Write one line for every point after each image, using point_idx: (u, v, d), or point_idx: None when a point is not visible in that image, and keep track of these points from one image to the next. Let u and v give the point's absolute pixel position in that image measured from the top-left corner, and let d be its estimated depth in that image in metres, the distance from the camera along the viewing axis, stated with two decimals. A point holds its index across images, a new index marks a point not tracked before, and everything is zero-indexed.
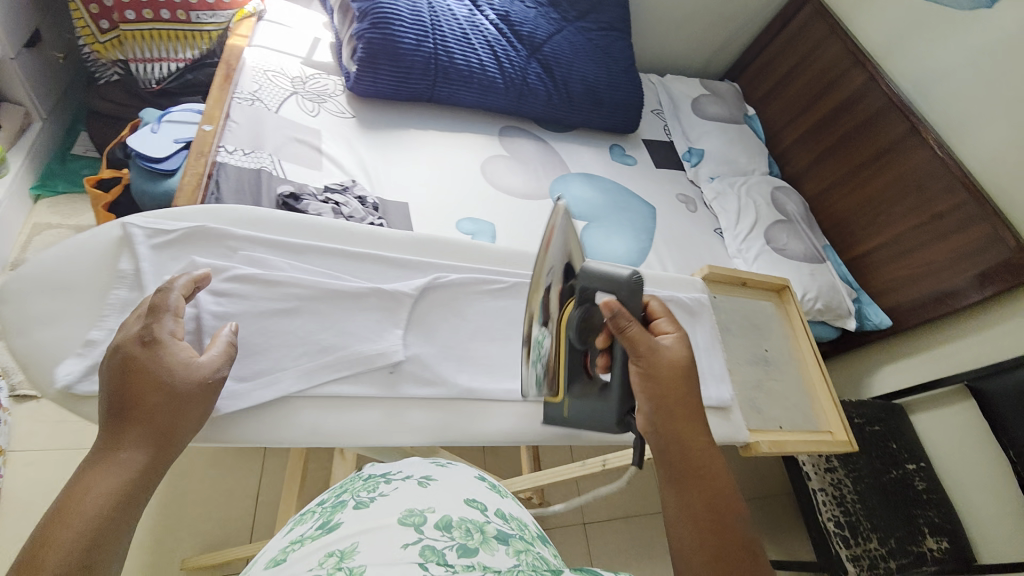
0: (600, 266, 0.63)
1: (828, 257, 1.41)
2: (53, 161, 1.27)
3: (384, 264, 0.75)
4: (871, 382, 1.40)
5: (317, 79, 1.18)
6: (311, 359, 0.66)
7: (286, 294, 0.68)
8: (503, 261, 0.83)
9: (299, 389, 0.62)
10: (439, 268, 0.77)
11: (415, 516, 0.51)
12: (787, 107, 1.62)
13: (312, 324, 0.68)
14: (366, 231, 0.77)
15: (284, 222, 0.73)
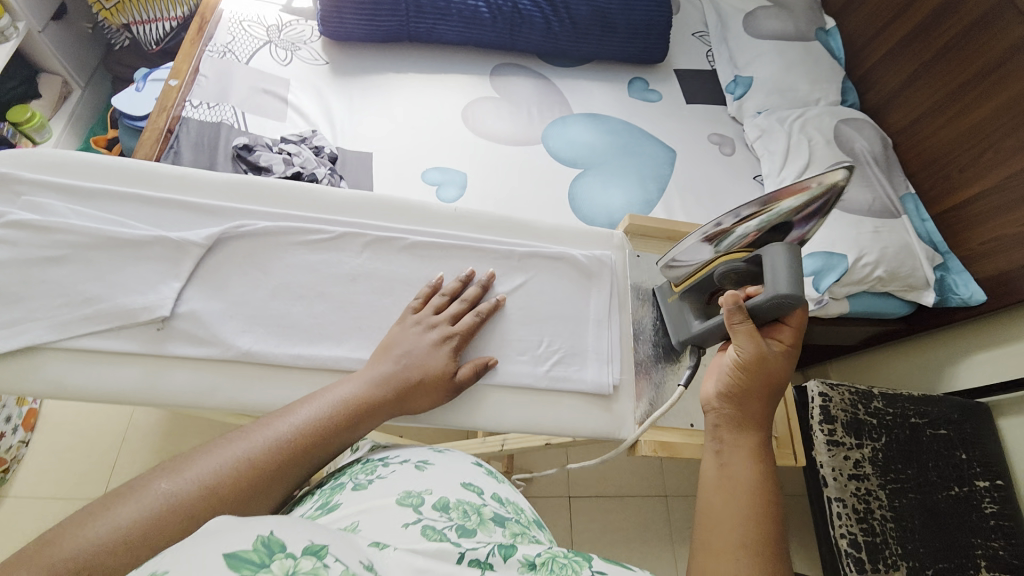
0: (778, 257, 0.52)
1: (907, 209, 1.09)
2: (98, 127, 1.42)
3: (199, 211, 0.60)
4: (957, 370, 1.11)
5: (294, 25, 1.15)
6: (71, 311, 0.53)
7: (59, 242, 0.55)
8: (356, 209, 0.66)
9: (66, 342, 0.53)
10: (248, 215, 0.61)
11: (415, 496, 0.43)
12: (875, 13, 1.25)
13: (83, 273, 0.55)
14: (175, 171, 0.62)
15: (82, 161, 0.60)
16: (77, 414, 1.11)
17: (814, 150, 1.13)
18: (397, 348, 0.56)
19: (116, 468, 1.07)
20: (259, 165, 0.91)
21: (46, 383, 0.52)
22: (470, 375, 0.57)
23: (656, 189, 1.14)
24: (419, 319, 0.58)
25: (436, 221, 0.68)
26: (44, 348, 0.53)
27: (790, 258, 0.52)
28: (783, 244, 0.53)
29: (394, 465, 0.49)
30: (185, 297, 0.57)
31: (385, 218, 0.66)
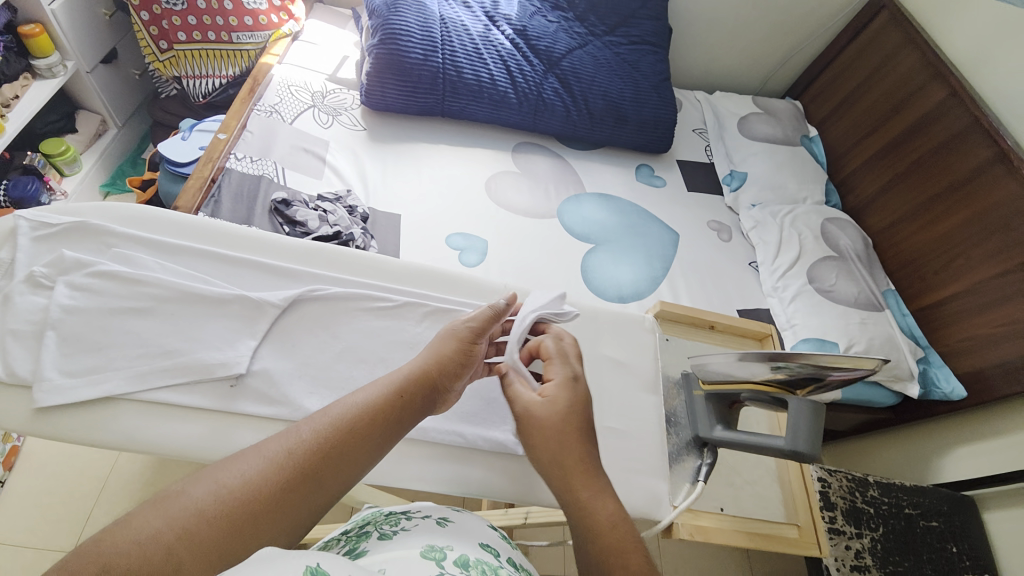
0: (799, 413, 0.55)
1: (890, 304, 1.19)
2: (127, 165, 1.46)
3: (276, 274, 0.63)
4: (944, 463, 1.15)
5: (337, 93, 1.25)
6: (149, 363, 0.55)
7: (143, 294, 0.57)
8: (411, 279, 0.69)
9: (142, 394, 0.54)
10: (322, 281, 0.64)
11: (435, 550, 0.45)
12: (853, 128, 1.42)
13: (162, 327, 0.57)
14: (254, 234, 0.66)
15: (171, 219, 0.64)
16: (59, 453, 1.06)
17: (804, 244, 1.25)
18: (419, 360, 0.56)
19: (93, 516, 1.01)
20: (295, 219, 0.96)
21: (121, 436, 0.53)
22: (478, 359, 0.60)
23: (662, 268, 1.22)
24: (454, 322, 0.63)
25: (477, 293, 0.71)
26: (122, 400, 0.54)
27: (809, 425, 0.54)
28: (808, 401, 0.55)
29: (417, 519, 0.51)
30: (258, 354, 0.59)
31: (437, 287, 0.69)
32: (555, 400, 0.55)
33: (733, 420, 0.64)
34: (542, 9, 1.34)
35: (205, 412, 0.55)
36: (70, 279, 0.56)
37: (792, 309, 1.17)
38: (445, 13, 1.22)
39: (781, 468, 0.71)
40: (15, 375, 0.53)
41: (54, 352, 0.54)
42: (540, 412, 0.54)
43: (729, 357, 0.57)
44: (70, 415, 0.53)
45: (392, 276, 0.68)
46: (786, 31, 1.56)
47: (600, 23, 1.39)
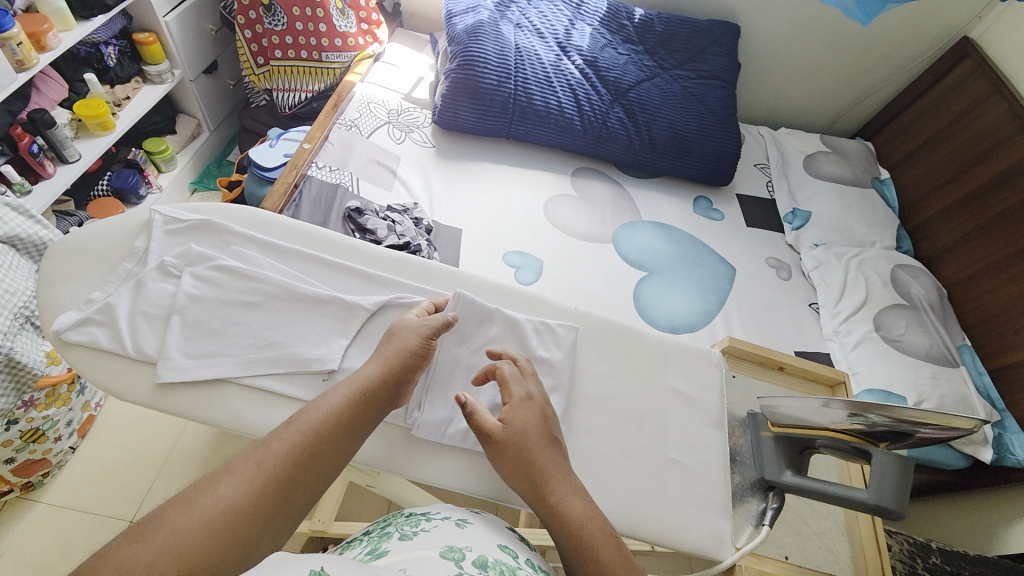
0: (884, 465, 0.53)
1: (964, 360, 1.11)
2: (213, 164, 1.59)
3: (368, 280, 0.67)
4: (1010, 534, 1.05)
5: (410, 112, 1.32)
6: (253, 352, 0.59)
7: (256, 289, 0.62)
8: (489, 295, 0.71)
9: (247, 378, 0.58)
10: (406, 289, 0.67)
11: (454, 551, 0.46)
12: (929, 175, 1.37)
13: (267, 320, 0.61)
14: (349, 241, 0.71)
15: (282, 223, 0.70)
16: (129, 424, 1.15)
17: (870, 289, 1.20)
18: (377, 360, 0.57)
19: (153, 487, 1.08)
20: (365, 227, 1.02)
21: (228, 417, 0.57)
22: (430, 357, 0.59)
23: (716, 301, 1.20)
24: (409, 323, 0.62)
25: (551, 313, 0.71)
26: (226, 382, 0.58)
27: (897, 475, 0.52)
28: (895, 455, 0.53)
29: (437, 520, 0.52)
30: (348, 354, 0.62)
31: (507, 302, 0.71)
32: (514, 416, 0.56)
33: (804, 466, 0.61)
34: (613, 41, 1.38)
35: (301, 403, 0.58)
36: (195, 270, 0.62)
37: (855, 356, 1.12)
38: (520, 41, 1.27)
39: (851, 521, 0.67)
40: (143, 351, 0.58)
41: (179, 332, 0.59)
42: (502, 432, 0.55)
43: (810, 402, 0.58)
44: (184, 394, 0.57)
45: (475, 289, 0.70)
46: (863, 71, 1.53)
47: (670, 56, 1.41)
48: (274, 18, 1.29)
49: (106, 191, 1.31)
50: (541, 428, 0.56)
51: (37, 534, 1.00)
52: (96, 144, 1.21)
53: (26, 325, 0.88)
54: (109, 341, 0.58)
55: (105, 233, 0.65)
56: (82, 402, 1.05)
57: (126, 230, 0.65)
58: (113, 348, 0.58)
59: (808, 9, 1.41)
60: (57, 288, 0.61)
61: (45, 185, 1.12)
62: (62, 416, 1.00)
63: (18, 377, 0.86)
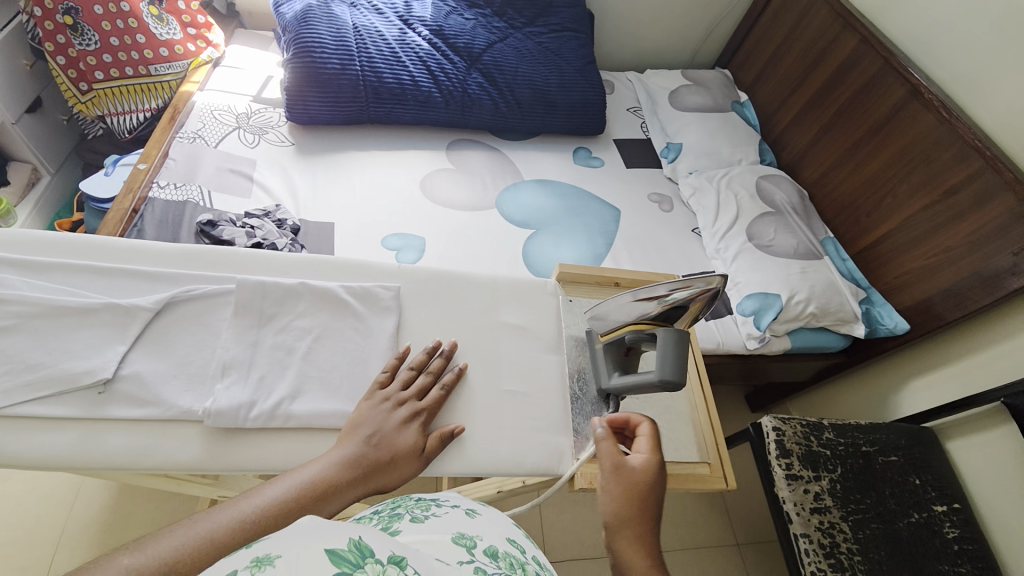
0: (665, 341, 0.57)
1: (828, 250, 1.21)
2: (64, 211, 1.46)
3: (152, 278, 0.62)
4: (901, 398, 1.18)
5: (262, 113, 1.25)
6: (10, 378, 0.53)
7: (7, 312, 0.55)
8: (299, 271, 0.68)
9: (9, 409, 0.52)
10: (195, 280, 0.64)
11: (464, 537, 0.40)
12: (779, 87, 1.45)
13: (27, 342, 0.55)
14: (128, 244, 0.65)
15: (44, 239, 0.63)
16: (12, 505, 1.04)
17: (741, 204, 1.27)
18: (364, 428, 0.57)
19: (54, 561, 0.99)
20: (221, 238, 0.95)
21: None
22: (436, 445, 0.58)
23: (604, 244, 1.23)
24: (387, 397, 0.59)
25: (372, 275, 0.70)
26: None
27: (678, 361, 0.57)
28: (674, 330, 0.58)
29: (447, 507, 0.47)
30: (129, 359, 0.57)
31: (326, 274, 0.69)
32: (648, 459, 0.57)
33: (631, 366, 0.65)
34: (458, 7, 1.34)
35: (73, 421, 0.53)
36: None
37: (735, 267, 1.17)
38: (358, 21, 1.21)
39: (695, 416, 0.72)
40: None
41: None
42: (620, 467, 0.56)
43: (620, 299, 0.61)
44: None
45: (279, 266, 0.68)
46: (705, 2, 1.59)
47: (519, 15, 1.39)
48: (85, 38, 1.17)
49: None
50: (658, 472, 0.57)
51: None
52: None
53: None
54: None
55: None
56: None
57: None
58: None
59: None
60: None
61: None
62: None
63: None
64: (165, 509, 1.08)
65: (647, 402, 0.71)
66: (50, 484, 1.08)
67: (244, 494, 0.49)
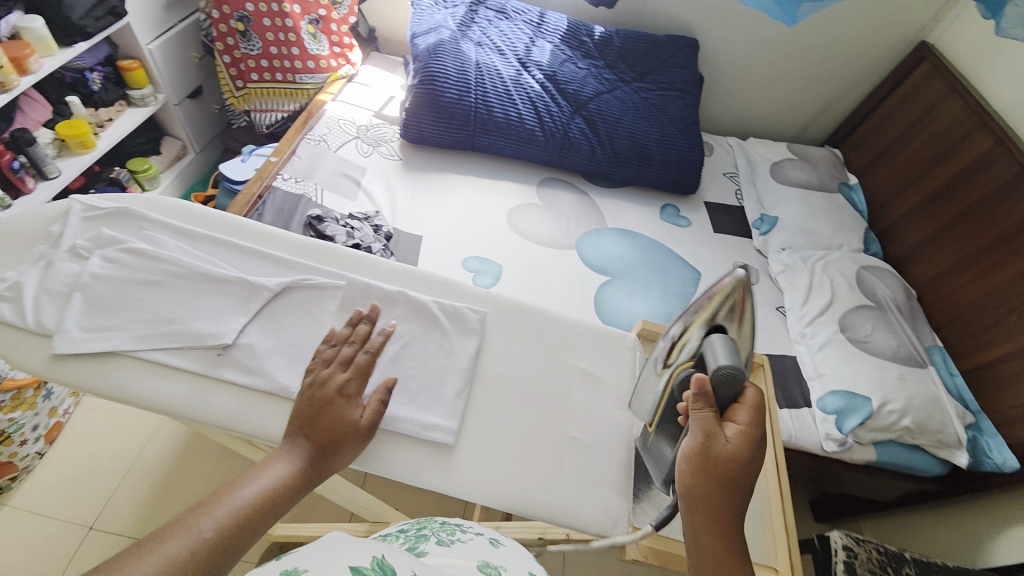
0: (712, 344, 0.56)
1: (932, 360, 1.09)
2: (197, 183, 1.66)
3: (276, 263, 0.69)
4: (998, 544, 1.00)
5: (379, 128, 1.37)
6: (150, 327, 0.60)
7: (158, 269, 0.64)
8: (399, 280, 0.73)
9: (142, 352, 0.59)
10: (311, 271, 0.70)
11: (489, 567, 0.44)
12: (895, 177, 1.36)
13: (168, 299, 0.63)
14: (263, 229, 0.74)
15: (200, 213, 0.73)
16: (96, 433, 1.16)
17: (836, 291, 1.19)
18: (303, 422, 0.56)
19: (114, 496, 1.08)
20: (324, 234, 1.04)
21: (113, 386, 0.57)
22: (374, 417, 0.58)
23: (679, 305, 1.20)
24: (324, 375, 0.58)
25: (463, 296, 0.73)
26: (123, 356, 0.59)
27: (741, 385, 0.54)
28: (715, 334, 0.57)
29: (471, 535, 0.52)
30: (246, 330, 0.63)
31: (421, 287, 0.73)
32: (743, 436, 0.53)
33: None
34: (573, 56, 1.39)
35: (189, 374, 0.59)
36: (104, 252, 0.64)
37: (820, 358, 1.10)
38: (480, 58, 1.30)
39: (765, 511, 0.67)
40: (41, 325, 0.58)
41: (79, 308, 0.60)
42: (707, 430, 0.52)
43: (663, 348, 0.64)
44: (76, 364, 0.57)
45: (381, 273, 0.72)
46: (825, 79, 1.54)
47: (630, 69, 1.42)
48: (250, 43, 1.34)
49: None
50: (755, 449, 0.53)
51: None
52: (78, 161, 1.24)
53: None
54: (13, 313, 0.59)
55: (24, 218, 0.66)
56: (49, 408, 1.07)
57: (45, 217, 0.67)
58: (15, 321, 0.58)
59: (765, 22, 1.44)
60: None
61: (25, 201, 1.15)
62: (27, 420, 1.02)
63: None
64: (215, 471, 1.14)
65: None
66: (129, 423, 1.19)
67: (212, 499, 0.48)
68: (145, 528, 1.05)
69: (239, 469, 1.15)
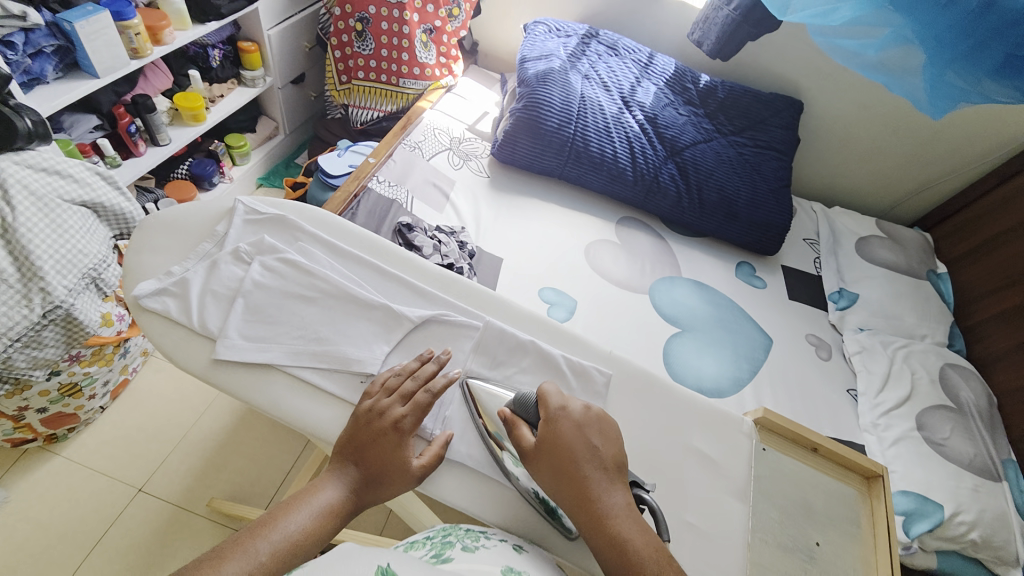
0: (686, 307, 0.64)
1: (1008, 476, 1.03)
2: (281, 164, 1.70)
3: (416, 293, 0.70)
4: None
5: (471, 142, 1.38)
6: (302, 344, 0.62)
7: (314, 286, 0.66)
8: (529, 327, 0.71)
9: (294, 368, 0.61)
10: (450, 306, 0.70)
11: (513, 574, 0.47)
12: (988, 275, 1.30)
13: (321, 317, 0.65)
14: (405, 254, 0.74)
15: (346, 228, 0.75)
16: (155, 394, 1.20)
17: (916, 385, 1.14)
18: (352, 449, 0.56)
19: (166, 462, 1.11)
20: (412, 243, 1.06)
21: (268, 403, 0.59)
22: (429, 459, 0.57)
23: (748, 369, 1.16)
24: (376, 403, 0.58)
25: (583, 351, 0.70)
26: (278, 371, 0.61)
27: (537, 400, 0.59)
28: None
29: (493, 540, 0.54)
30: (388, 361, 0.64)
31: (544, 335, 0.71)
32: (551, 431, 0.56)
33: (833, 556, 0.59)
34: (675, 101, 1.41)
35: (337, 400, 0.61)
36: (264, 260, 0.67)
37: (892, 453, 1.05)
38: (586, 91, 1.33)
39: None
40: (204, 326, 0.62)
41: (241, 314, 0.63)
42: (546, 444, 0.55)
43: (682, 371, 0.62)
44: (233, 374, 0.60)
45: (512, 318, 0.71)
46: (926, 161, 1.49)
47: (728, 122, 1.42)
48: (364, 43, 1.40)
49: (183, 175, 1.42)
50: (595, 454, 0.55)
51: (56, 487, 1.05)
52: (185, 132, 1.32)
53: (88, 286, 0.92)
54: (178, 312, 0.62)
55: (190, 213, 0.72)
56: (121, 366, 1.11)
57: (211, 214, 0.72)
58: (180, 319, 0.62)
59: (873, 95, 1.41)
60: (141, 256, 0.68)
61: (135, 163, 1.22)
62: (101, 375, 1.05)
63: (71, 333, 0.91)
64: (264, 453, 1.16)
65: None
66: (189, 391, 1.22)
67: (266, 521, 0.48)
68: (192, 499, 1.08)
69: (286, 456, 1.17)
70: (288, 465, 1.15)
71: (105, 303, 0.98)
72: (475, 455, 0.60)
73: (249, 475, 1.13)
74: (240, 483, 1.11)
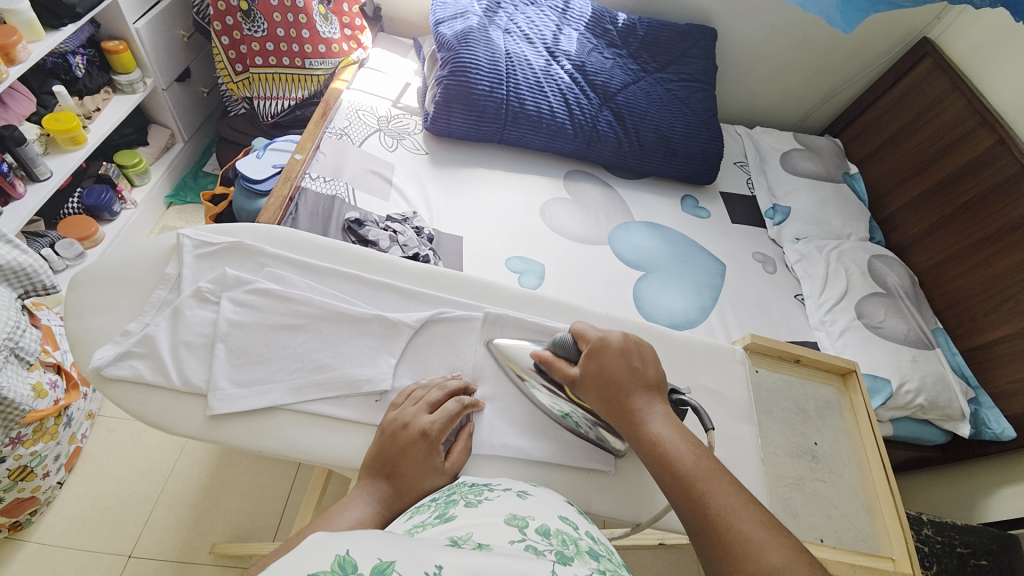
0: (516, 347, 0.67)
1: (939, 343, 1.20)
2: (188, 176, 1.52)
3: (408, 296, 0.71)
4: (990, 502, 1.17)
5: (400, 119, 1.30)
6: (304, 376, 0.63)
7: (298, 312, 0.66)
8: (520, 307, 0.75)
9: (300, 404, 0.62)
10: (445, 303, 0.72)
11: (517, 518, 0.40)
12: (895, 169, 1.44)
13: (314, 343, 0.65)
14: (384, 260, 0.75)
15: (313, 243, 0.74)
16: (118, 454, 1.14)
17: (851, 279, 1.27)
18: (383, 462, 0.57)
19: (150, 520, 1.07)
20: (367, 239, 1.00)
21: (287, 444, 0.60)
22: (458, 458, 0.59)
23: (710, 297, 1.21)
24: (401, 411, 0.60)
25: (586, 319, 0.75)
26: (283, 410, 0.62)
27: (575, 340, 0.65)
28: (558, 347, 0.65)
29: (499, 491, 0.47)
30: (397, 373, 0.66)
31: (534, 309, 0.75)
32: (596, 363, 0.62)
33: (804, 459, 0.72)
34: (599, 45, 1.40)
35: (356, 424, 0.62)
36: (233, 295, 0.66)
37: (840, 344, 1.17)
38: (510, 46, 1.28)
39: (875, 507, 0.72)
40: (190, 383, 0.61)
41: (227, 361, 0.62)
42: (594, 373, 0.61)
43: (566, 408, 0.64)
44: (237, 424, 0.60)
45: (504, 302, 0.74)
46: (830, 71, 1.59)
47: (652, 60, 1.43)
48: (254, 24, 1.26)
49: (76, 210, 1.26)
50: (635, 375, 0.61)
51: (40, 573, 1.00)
52: (68, 160, 1.17)
53: (7, 359, 0.86)
54: (153, 373, 0.61)
55: (132, 261, 0.68)
56: (68, 435, 1.06)
57: (156, 256, 0.69)
58: (159, 382, 0.61)
59: (777, 14, 1.47)
60: (91, 320, 0.65)
61: (17, 207, 1.09)
62: (50, 451, 1.00)
63: (7, 415, 0.85)
64: (256, 484, 1.15)
65: (810, 494, 0.71)
66: (158, 443, 1.17)
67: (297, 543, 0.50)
68: (192, 550, 1.06)
69: (281, 481, 1.17)
70: (286, 491, 1.15)
71: (32, 374, 0.92)
72: (498, 444, 0.63)
73: (245, 511, 1.12)
74: (240, 520, 1.10)
